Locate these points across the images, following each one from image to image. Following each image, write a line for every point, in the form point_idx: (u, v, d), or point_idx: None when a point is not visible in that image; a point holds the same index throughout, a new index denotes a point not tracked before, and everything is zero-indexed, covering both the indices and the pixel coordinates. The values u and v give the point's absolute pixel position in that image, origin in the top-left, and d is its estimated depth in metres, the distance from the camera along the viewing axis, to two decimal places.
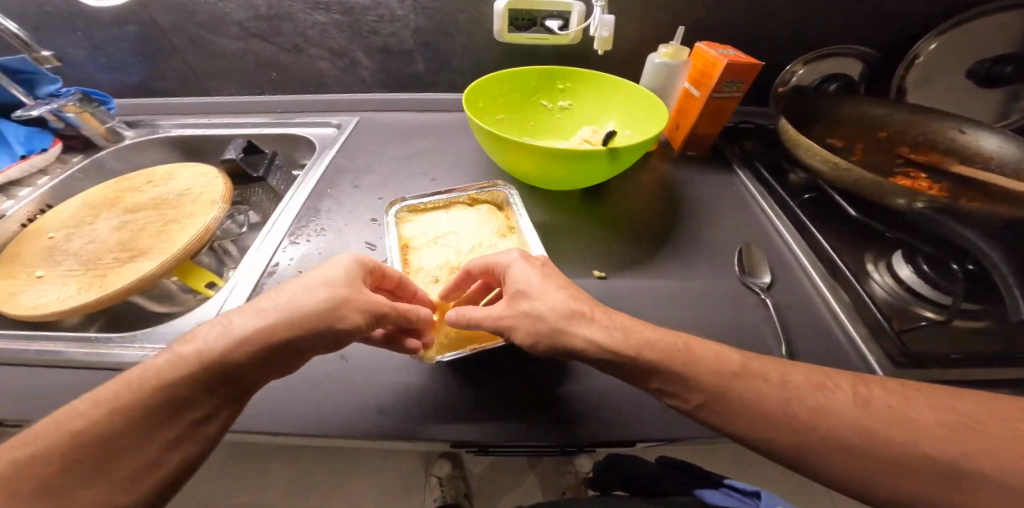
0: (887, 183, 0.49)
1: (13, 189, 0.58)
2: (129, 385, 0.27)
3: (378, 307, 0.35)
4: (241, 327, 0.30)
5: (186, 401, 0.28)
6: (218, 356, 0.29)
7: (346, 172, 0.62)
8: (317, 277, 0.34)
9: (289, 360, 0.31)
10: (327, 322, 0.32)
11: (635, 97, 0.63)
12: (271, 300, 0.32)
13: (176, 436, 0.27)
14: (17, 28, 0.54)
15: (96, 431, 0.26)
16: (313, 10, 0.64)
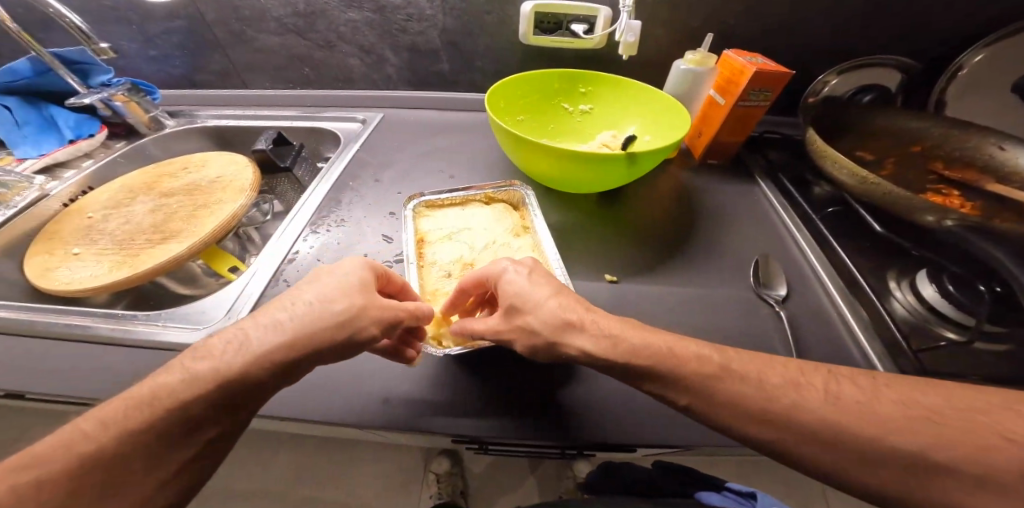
0: (916, 199, 0.47)
1: (59, 170, 0.62)
2: (141, 408, 0.27)
3: (394, 315, 0.36)
4: (257, 345, 0.30)
5: (205, 419, 0.28)
6: (236, 375, 0.29)
7: (368, 166, 0.64)
8: (328, 288, 0.35)
9: (308, 373, 0.32)
10: (344, 333, 0.33)
11: (658, 103, 0.63)
12: (286, 313, 0.33)
13: (194, 454, 0.28)
14: (81, 22, 0.57)
15: (114, 454, 0.26)
16: (347, 7, 0.65)
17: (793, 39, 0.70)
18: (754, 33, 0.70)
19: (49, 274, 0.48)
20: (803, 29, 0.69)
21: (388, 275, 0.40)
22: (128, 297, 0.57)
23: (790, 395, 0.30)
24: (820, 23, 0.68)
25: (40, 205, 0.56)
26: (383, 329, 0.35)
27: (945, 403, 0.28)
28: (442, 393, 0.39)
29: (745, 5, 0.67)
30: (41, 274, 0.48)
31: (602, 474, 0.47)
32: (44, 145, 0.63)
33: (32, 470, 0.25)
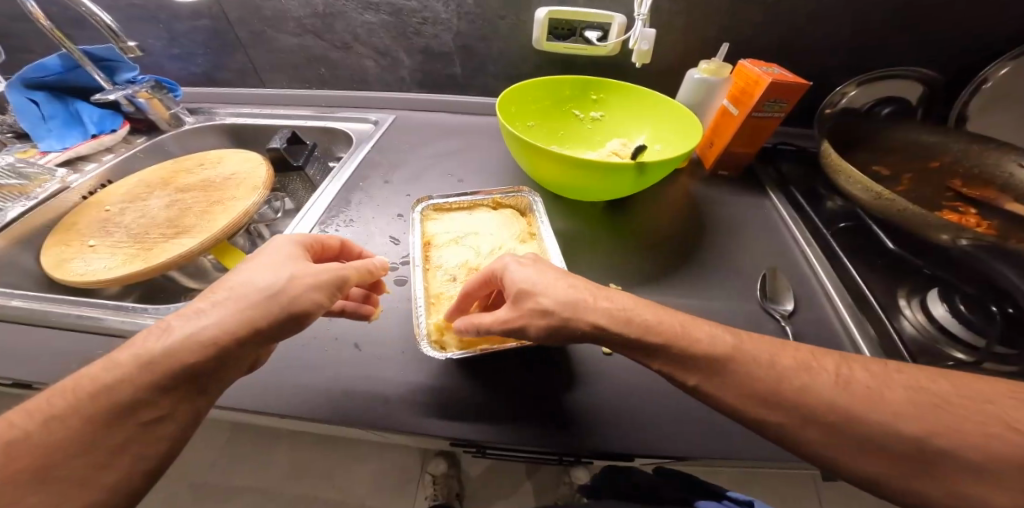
0: (931, 217, 0.46)
1: (81, 163, 0.64)
2: (66, 395, 0.27)
3: (331, 279, 0.35)
4: (179, 328, 0.30)
5: (137, 404, 0.28)
6: (158, 358, 0.28)
7: (378, 167, 0.64)
8: (263, 265, 0.34)
9: (245, 347, 0.31)
10: (278, 303, 0.32)
11: (671, 113, 0.63)
12: (216, 294, 0.32)
13: (129, 438, 0.28)
14: (110, 20, 0.58)
15: (46, 441, 0.26)
16: (364, 10, 0.66)
17: (810, 51, 0.70)
18: (770, 44, 0.69)
19: (65, 266, 0.49)
20: (821, 41, 0.68)
21: (320, 242, 0.41)
22: (139, 289, 0.58)
23: (799, 379, 0.30)
24: (838, 35, 0.67)
25: (60, 197, 0.57)
26: (325, 295, 0.34)
27: (957, 398, 0.28)
28: (443, 395, 0.39)
29: (762, 16, 0.66)
30: (55, 265, 0.49)
31: (606, 478, 0.44)
32: (68, 140, 0.65)
33: None
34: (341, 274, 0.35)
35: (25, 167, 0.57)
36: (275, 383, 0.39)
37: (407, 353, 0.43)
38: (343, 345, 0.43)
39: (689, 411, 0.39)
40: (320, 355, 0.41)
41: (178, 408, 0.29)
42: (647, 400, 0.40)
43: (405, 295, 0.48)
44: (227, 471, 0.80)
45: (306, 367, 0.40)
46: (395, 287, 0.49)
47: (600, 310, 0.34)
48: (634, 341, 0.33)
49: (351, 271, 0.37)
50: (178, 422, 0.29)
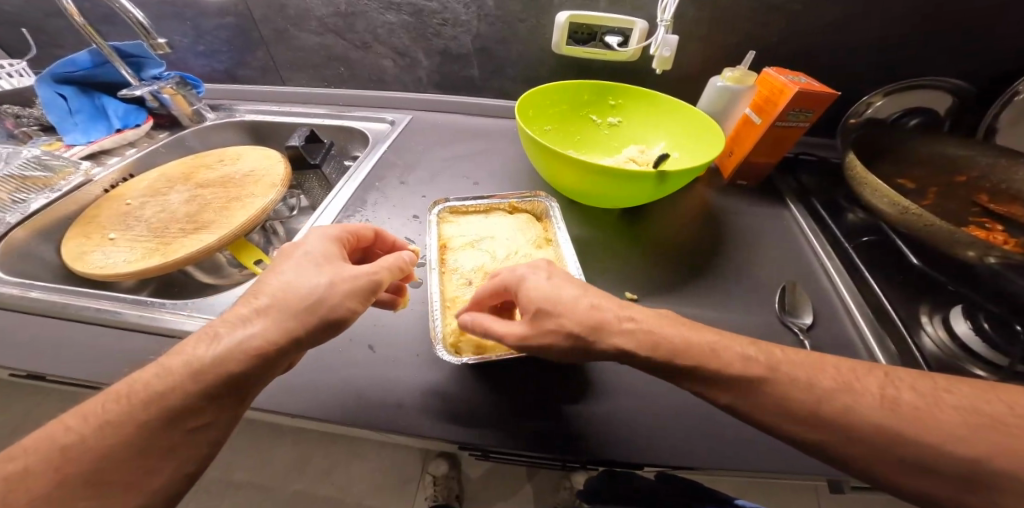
0: (959, 232, 0.45)
1: (104, 157, 0.65)
2: (118, 401, 0.28)
3: (367, 284, 0.35)
4: (227, 337, 0.31)
5: (187, 410, 0.29)
6: (208, 368, 0.29)
7: (394, 167, 0.64)
8: (302, 267, 0.35)
9: (288, 352, 0.32)
10: (317, 307, 0.33)
11: (692, 121, 0.62)
12: (263, 297, 0.33)
13: (176, 444, 0.28)
14: (141, 17, 0.59)
15: (101, 444, 0.27)
16: (385, 10, 0.66)
17: (835, 60, 0.69)
18: (794, 52, 0.68)
19: (86, 259, 0.50)
20: (846, 50, 0.67)
21: (355, 233, 0.42)
22: (156, 283, 0.58)
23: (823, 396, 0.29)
24: (865, 45, 0.66)
25: (84, 190, 0.58)
26: (360, 302, 0.35)
27: (1005, 417, 0.27)
28: (456, 400, 0.39)
29: (787, 23, 0.65)
30: (77, 258, 0.50)
31: (606, 480, 0.44)
32: (93, 133, 0.65)
33: (26, 463, 0.26)
34: (374, 278, 0.36)
35: (50, 159, 0.58)
36: (287, 381, 0.39)
37: (420, 355, 0.42)
38: (356, 345, 0.43)
39: (707, 424, 0.38)
40: (333, 357, 0.41)
41: (221, 415, 0.30)
42: (664, 411, 0.39)
43: (420, 297, 0.48)
44: (231, 464, 0.81)
45: (318, 368, 0.40)
46: (410, 289, 0.49)
47: (641, 329, 0.33)
48: (658, 354, 0.32)
49: (384, 273, 0.37)
50: (222, 428, 0.30)
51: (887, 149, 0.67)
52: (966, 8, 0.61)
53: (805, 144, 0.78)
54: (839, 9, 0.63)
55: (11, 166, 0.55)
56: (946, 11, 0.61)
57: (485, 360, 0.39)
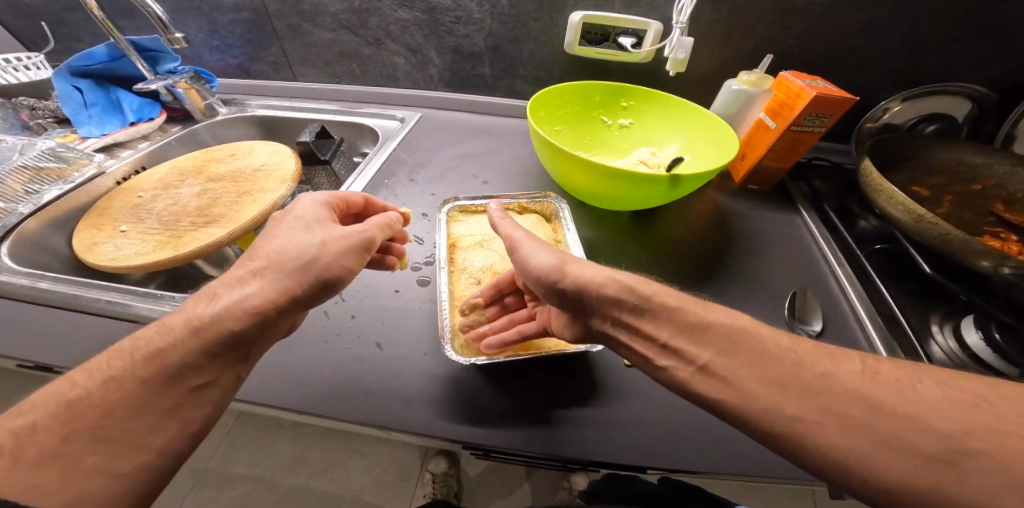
0: (975, 242, 0.44)
1: (117, 149, 0.65)
2: (123, 358, 0.30)
3: (360, 242, 0.38)
4: (226, 297, 0.33)
5: (187, 368, 0.30)
6: (206, 324, 0.31)
7: (404, 164, 0.64)
8: (298, 225, 0.38)
9: (283, 311, 0.34)
10: (311, 260, 0.36)
11: (702, 125, 0.62)
12: (258, 261, 0.36)
13: (176, 402, 0.30)
14: (159, 12, 0.60)
15: (105, 400, 0.28)
16: (399, 7, 0.66)
17: (849, 64, 0.68)
18: (808, 55, 0.67)
19: (99, 251, 0.50)
20: (865, 54, 0.66)
21: (345, 200, 0.45)
22: (164, 276, 0.59)
23: None
24: (881, 49, 0.65)
25: (96, 182, 0.58)
26: (356, 260, 0.38)
27: None
28: (458, 395, 0.39)
29: (803, 26, 0.64)
30: (90, 250, 0.50)
31: (607, 483, 0.44)
32: (108, 126, 0.66)
33: (27, 419, 0.26)
34: (365, 236, 0.39)
35: (64, 151, 0.58)
36: (289, 374, 0.39)
37: (422, 345, 0.43)
38: (360, 343, 0.42)
39: (713, 430, 0.38)
40: (339, 353, 0.41)
41: (222, 375, 0.32)
42: (667, 414, 0.39)
43: (428, 296, 0.48)
44: (235, 455, 0.82)
45: (324, 364, 0.40)
46: (417, 287, 0.48)
47: (614, 284, 0.35)
48: (679, 356, 0.32)
49: (375, 230, 0.40)
50: (222, 387, 0.32)
51: (903, 155, 0.66)
52: (987, 14, 0.60)
53: (819, 149, 0.78)
54: (857, 12, 0.62)
55: (25, 156, 0.55)
56: (966, 16, 0.60)
57: (495, 360, 0.39)
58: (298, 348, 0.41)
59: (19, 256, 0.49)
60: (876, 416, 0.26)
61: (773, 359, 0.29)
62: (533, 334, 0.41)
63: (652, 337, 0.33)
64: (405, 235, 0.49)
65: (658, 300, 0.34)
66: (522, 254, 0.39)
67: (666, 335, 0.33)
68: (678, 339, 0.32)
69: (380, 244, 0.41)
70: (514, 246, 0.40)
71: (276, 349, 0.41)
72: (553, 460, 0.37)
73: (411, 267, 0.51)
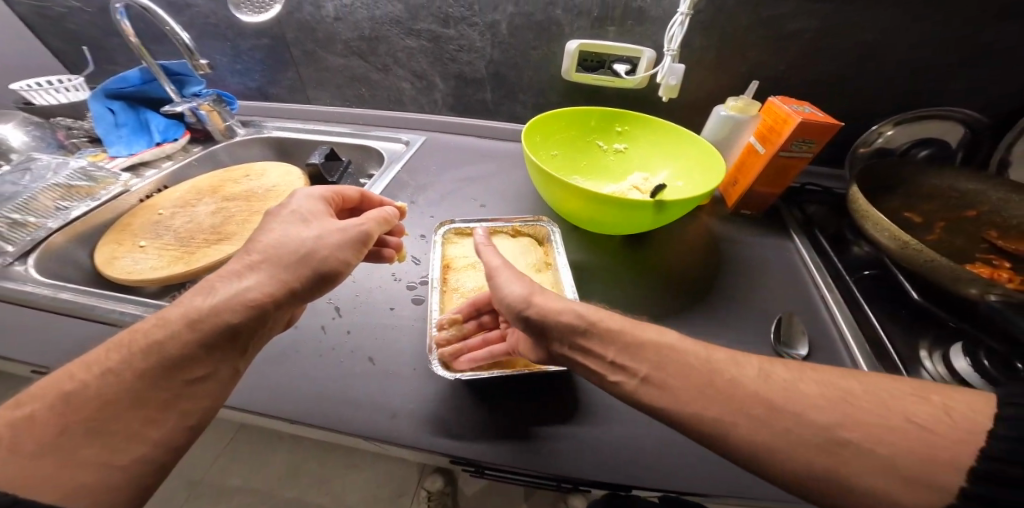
0: (960, 269, 0.46)
1: (143, 168, 0.70)
2: (119, 350, 0.32)
3: (358, 235, 0.43)
4: (224, 290, 0.36)
5: (186, 361, 0.33)
6: (204, 316, 0.34)
7: (407, 186, 0.68)
8: (293, 217, 0.42)
9: (281, 302, 0.38)
10: (310, 252, 0.39)
11: (691, 151, 0.64)
12: (256, 255, 0.38)
13: (173, 393, 0.32)
14: (187, 40, 0.64)
15: (105, 391, 0.30)
16: (407, 36, 0.70)
17: (838, 89, 0.70)
18: (798, 82, 0.70)
19: (116, 265, 0.53)
20: (853, 82, 0.69)
21: (340, 195, 0.49)
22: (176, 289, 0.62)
23: None
24: (869, 75, 0.67)
25: (121, 199, 0.63)
26: (354, 254, 0.43)
27: None
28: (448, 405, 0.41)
29: (791, 55, 0.67)
30: (106, 264, 0.53)
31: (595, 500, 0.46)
32: (135, 146, 0.70)
33: (27, 410, 0.28)
34: (363, 229, 0.43)
35: (94, 170, 0.63)
36: (288, 388, 0.42)
37: (411, 358, 0.45)
38: (356, 359, 0.45)
39: (696, 452, 0.39)
40: (336, 367, 0.44)
41: (219, 366, 0.34)
42: (648, 434, 0.40)
43: (420, 314, 0.50)
44: (235, 466, 0.84)
45: (322, 379, 0.43)
46: (412, 306, 0.51)
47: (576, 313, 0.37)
48: (624, 370, 0.34)
49: (372, 223, 0.44)
50: (219, 379, 0.34)
51: (896, 181, 0.68)
52: (972, 45, 0.62)
53: (808, 174, 0.80)
54: (844, 43, 0.65)
55: (58, 175, 0.60)
56: (951, 47, 0.62)
57: (481, 376, 0.41)
58: (297, 363, 0.44)
59: (43, 268, 0.53)
60: (823, 421, 0.28)
61: (737, 374, 0.31)
62: (502, 354, 0.43)
63: (600, 355, 0.35)
64: (400, 229, 0.53)
65: (609, 324, 0.36)
66: (496, 283, 0.41)
67: (613, 354, 0.35)
68: (623, 357, 0.34)
69: (376, 237, 0.45)
70: (492, 273, 0.42)
71: (279, 361, 0.44)
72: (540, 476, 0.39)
73: (407, 286, 0.53)
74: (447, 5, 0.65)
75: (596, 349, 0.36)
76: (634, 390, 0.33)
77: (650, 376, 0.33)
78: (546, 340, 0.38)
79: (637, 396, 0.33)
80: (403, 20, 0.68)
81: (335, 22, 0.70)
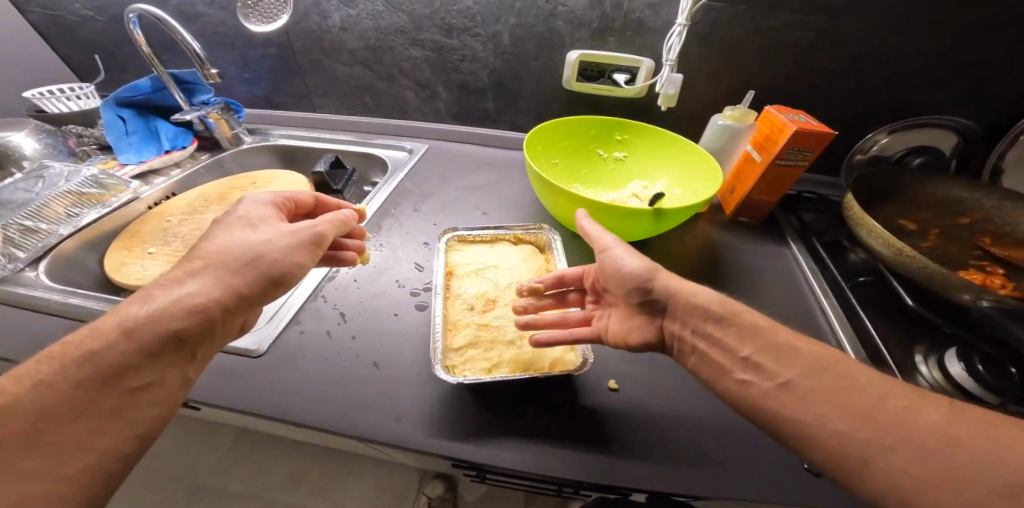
0: (952, 275, 0.47)
1: (152, 176, 0.71)
2: (51, 362, 0.30)
3: (310, 237, 0.43)
4: (162, 298, 0.35)
5: (126, 369, 0.31)
6: (141, 325, 0.33)
7: (412, 194, 0.69)
8: (240, 224, 0.42)
9: (230, 306, 0.37)
10: (259, 255, 0.39)
11: (690, 160, 0.66)
12: (198, 262, 0.38)
13: (114, 404, 0.30)
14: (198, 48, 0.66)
15: (34, 403, 0.28)
16: (411, 46, 0.72)
17: (834, 99, 0.71)
18: (795, 92, 0.72)
19: (126, 271, 0.55)
20: (849, 92, 0.70)
21: (292, 201, 0.50)
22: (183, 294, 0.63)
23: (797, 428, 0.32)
24: (864, 85, 0.69)
25: (131, 206, 0.64)
26: (307, 255, 0.43)
27: None
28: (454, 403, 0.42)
29: (787, 65, 0.69)
30: (117, 270, 0.54)
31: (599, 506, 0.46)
32: (145, 154, 0.72)
33: None
34: (315, 231, 0.44)
35: (105, 178, 0.64)
36: (293, 392, 0.42)
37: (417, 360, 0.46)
38: (361, 364, 0.46)
39: (699, 455, 0.39)
40: (340, 372, 0.44)
41: (165, 374, 0.33)
42: (651, 438, 0.41)
43: (424, 320, 0.51)
44: (235, 473, 0.84)
45: (326, 384, 0.43)
46: (415, 311, 0.52)
47: None
48: (759, 371, 0.33)
49: (326, 226, 0.45)
50: (166, 387, 0.33)
51: (891, 189, 0.69)
52: (964, 56, 0.63)
53: (804, 182, 0.81)
54: (838, 54, 0.66)
55: (70, 182, 0.61)
56: (943, 58, 0.64)
57: (482, 380, 0.42)
58: (304, 366, 0.45)
59: (56, 275, 0.54)
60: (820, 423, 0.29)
61: None
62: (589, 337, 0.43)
63: (734, 350, 0.35)
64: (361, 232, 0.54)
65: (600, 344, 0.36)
66: (614, 256, 0.43)
67: (749, 350, 0.35)
68: (762, 355, 0.34)
69: (331, 239, 0.46)
70: (606, 248, 0.45)
71: (284, 366, 0.44)
72: (542, 479, 0.40)
73: (410, 293, 0.54)
74: (451, 16, 0.67)
75: (728, 342, 0.36)
76: (770, 394, 0.32)
77: (793, 381, 0.32)
78: (661, 316, 0.41)
79: (767, 400, 0.32)
80: (408, 30, 0.70)
81: (341, 32, 0.72)
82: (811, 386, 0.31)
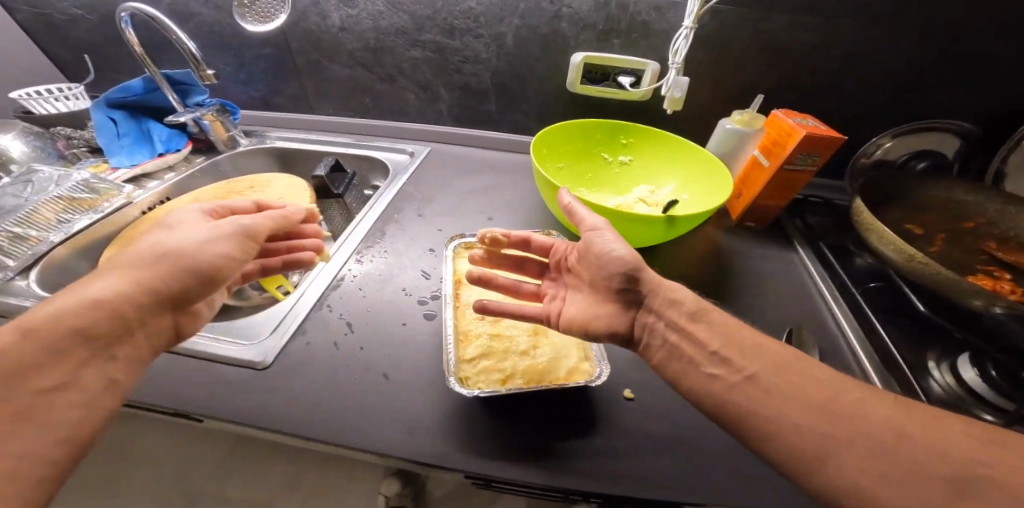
0: (964, 281, 0.46)
1: (145, 180, 0.69)
2: None
3: (235, 230, 0.41)
4: (66, 298, 0.32)
5: (30, 370, 0.29)
6: (43, 324, 0.30)
7: (414, 199, 0.67)
8: (158, 224, 0.40)
9: (148, 299, 0.35)
10: (179, 249, 0.37)
11: (699, 163, 0.64)
12: (111, 263, 0.36)
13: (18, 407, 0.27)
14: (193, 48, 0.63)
15: None
16: (412, 47, 0.70)
17: (839, 102, 0.71)
18: (800, 95, 0.71)
19: None
20: (854, 95, 0.70)
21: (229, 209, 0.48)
22: None
23: None
24: (869, 88, 0.68)
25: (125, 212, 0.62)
26: (238, 249, 0.41)
27: None
28: (465, 415, 0.41)
29: (793, 69, 0.68)
30: None
31: None
32: (136, 156, 0.69)
33: None
34: (243, 225, 0.42)
35: (97, 182, 0.61)
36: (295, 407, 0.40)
37: (422, 374, 0.44)
38: (366, 376, 0.44)
39: (716, 467, 0.38)
40: (345, 385, 0.43)
41: (78, 374, 0.30)
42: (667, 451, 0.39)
43: (433, 330, 0.49)
44: None
45: (329, 397, 0.41)
46: (423, 321, 0.50)
47: None
48: (726, 364, 0.33)
49: (256, 220, 0.44)
50: (82, 389, 0.30)
51: (897, 194, 0.69)
52: (970, 60, 0.63)
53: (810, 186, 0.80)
54: (844, 58, 0.66)
55: (61, 187, 0.58)
56: (948, 61, 0.64)
57: (496, 393, 0.40)
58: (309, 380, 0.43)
59: (46, 284, 0.52)
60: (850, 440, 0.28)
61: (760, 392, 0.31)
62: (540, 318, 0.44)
63: (703, 344, 0.35)
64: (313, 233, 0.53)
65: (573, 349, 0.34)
66: (600, 242, 0.42)
67: (718, 345, 0.35)
68: (727, 350, 0.34)
69: (263, 234, 0.44)
70: (596, 228, 0.44)
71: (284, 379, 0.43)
72: (556, 495, 0.38)
73: (418, 301, 0.52)
74: (453, 17, 0.66)
75: (694, 335, 0.36)
76: (737, 389, 0.32)
77: (757, 375, 0.32)
78: (637, 307, 0.40)
79: (732, 396, 0.32)
80: (410, 31, 0.69)
81: (340, 32, 0.70)
82: (801, 376, 0.31)
